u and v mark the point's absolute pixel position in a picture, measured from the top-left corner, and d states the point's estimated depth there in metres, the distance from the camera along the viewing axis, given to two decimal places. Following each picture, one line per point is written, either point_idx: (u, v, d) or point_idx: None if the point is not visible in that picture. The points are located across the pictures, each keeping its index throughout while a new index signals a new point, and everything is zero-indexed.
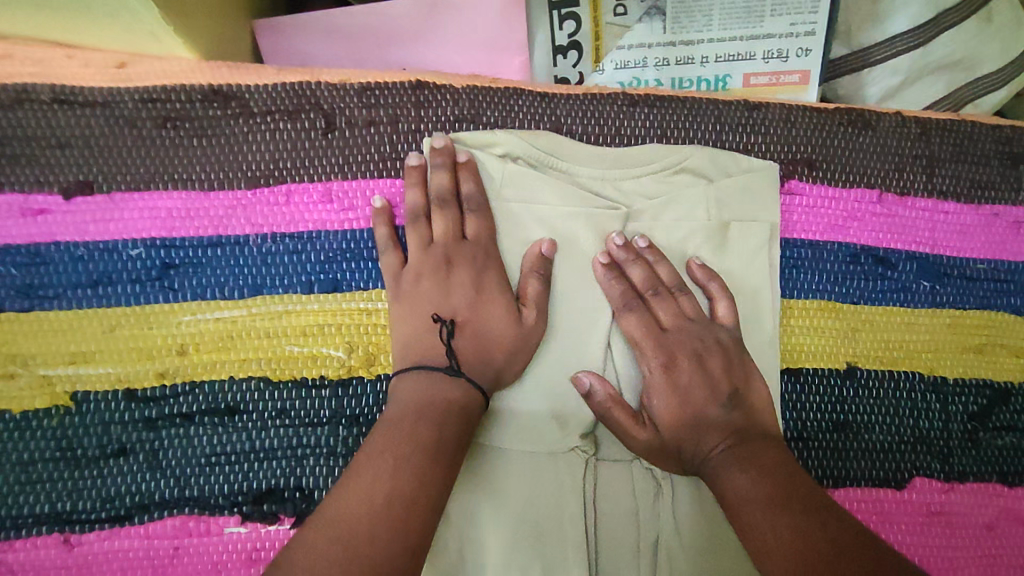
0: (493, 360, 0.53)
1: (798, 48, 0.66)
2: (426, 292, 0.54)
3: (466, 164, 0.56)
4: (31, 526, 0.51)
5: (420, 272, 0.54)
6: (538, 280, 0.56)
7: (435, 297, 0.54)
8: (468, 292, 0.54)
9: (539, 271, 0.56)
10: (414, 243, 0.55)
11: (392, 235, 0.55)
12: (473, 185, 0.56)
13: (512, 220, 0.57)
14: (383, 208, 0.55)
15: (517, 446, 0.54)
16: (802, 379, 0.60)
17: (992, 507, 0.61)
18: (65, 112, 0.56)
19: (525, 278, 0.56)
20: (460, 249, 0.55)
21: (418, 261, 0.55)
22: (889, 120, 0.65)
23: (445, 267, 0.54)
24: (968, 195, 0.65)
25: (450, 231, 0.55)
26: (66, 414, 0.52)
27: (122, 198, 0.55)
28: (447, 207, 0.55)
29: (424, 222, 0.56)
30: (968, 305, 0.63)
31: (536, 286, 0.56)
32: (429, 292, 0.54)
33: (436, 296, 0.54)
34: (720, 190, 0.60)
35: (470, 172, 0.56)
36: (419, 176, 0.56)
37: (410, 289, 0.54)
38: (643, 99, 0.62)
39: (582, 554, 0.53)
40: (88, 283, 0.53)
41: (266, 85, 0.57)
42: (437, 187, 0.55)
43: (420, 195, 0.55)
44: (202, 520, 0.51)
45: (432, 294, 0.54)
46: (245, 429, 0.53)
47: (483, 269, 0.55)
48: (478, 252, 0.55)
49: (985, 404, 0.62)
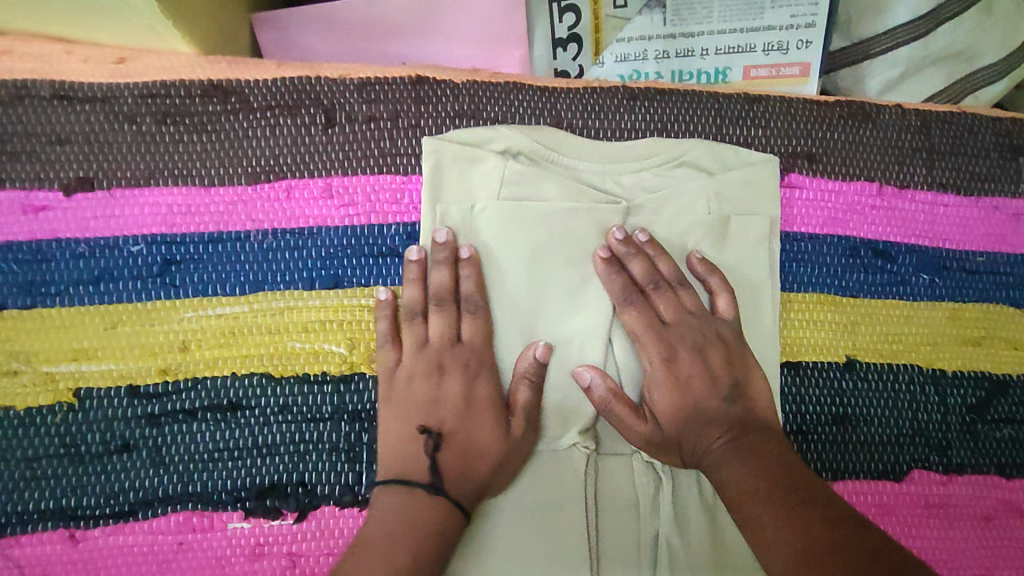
0: (475, 476, 0.52)
1: (798, 40, 0.66)
2: (415, 395, 0.53)
3: (468, 261, 0.55)
4: (36, 522, 0.51)
5: (413, 375, 0.54)
6: (530, 390, 0.55)
7: (424, 403, 0.53)
8: (460, 403, 0.53)
9: (533, 380, 0.55)
10: (410, 341, 0.55)
11: (391, 330, 0.54)
12: (472, 281, 0.55)
13: (509, 262, 0.56)
14: (384, 302, 0.54)
15: None
16: (802, 373, 0.60)
17: (990, 499, 0.61)
18: (64, 107, 0.55)
19: (518, 384, 0.55)
20: (453, 355, 0.54)
21: (411, 362, 0.54)
22: (889, 113, 0.65)
23: (437, 372, 0.54)
24: (968, 187, 0.65)
25: (445, 334, 0.55)
26: (69, 411, 0.52)
27: (123, 195, 0.55)
28: (444, 308, 0.55)
29: (421, 320, 0.55)
30: (966, 298, 0.64)
31: (530, 396, 0.55)
32: (419, 396, 0.53)
33: (426, 404, 0.53)
34: (720, 184, 0.60)
35: (470, 270, 0.55)
36: (420, 272, 0.54)
37: (401, 393, 0.53)
38: (644, 93, 0.62)
39: (583, 547, 0.53)
40: (89, 280, 0.53)
41: (266, 80, 0.57)
42: (437, 286, 0.55)
43: (418, 293, 0.55)
44: (206, 515, 0.52)
45: (420, 398, 0.53)
46: (247, 425, 0.53)
47: (476, 379, 0.54)
48: (472, 360, 0.55)
49: (984, 396, 0.63)
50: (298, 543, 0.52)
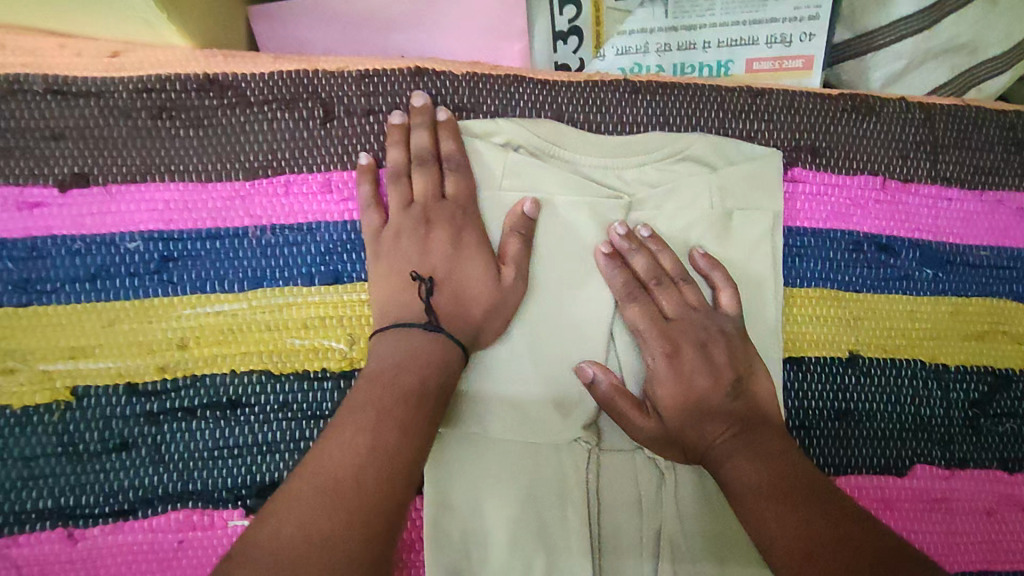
0: (472, 324, 0.53)
1: (801, 33, 0.65)
2: (405, 250, 0.54)
3: (446, 123, 0.56)
4: (34, 522, 0.50)
5: (399, 231, 0.54)
6: (517, 239, 0.55)
7: (413, 255, 0.53)
8: (448, 249, 0.54)
9: (519, 230, 0.55)
10: (395, 202, 0.55)
11: (374, 194, 0.55)
12: (452, 142, 0.56)
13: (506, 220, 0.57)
14: (367, 166, 0.55)
15: (520, 434, 0.54)
16: (805, 368, 0.60)
17: (992, 493, 0.61)
18: (58, 103, 0.55)
19: (505, 235, 0.55)
20: (438, 208, 0.55)
21: (397, 219, 0.54)
22: (893, 106, 0.64)
23: (423, 225, 0.54)
24: (971, 181, 0.65)
25: (429, 189, 0.55)
26: (67, 409, 0.52)
27: (119, 190, 0.54)
28: (426, 165, 0.55)
29: (404, 180, 0.56)
30: (970, 293, 0.63)
31: (516, 244, 0.55)
32: (408, 250, 0.54)
33: (414, 254, 0.53)
34: (723, 179, 0.59)
35: (450, 131, 0.56)
36: (402, 135, 0.55)
37: (388, 247, 0.54)
38: (645, 86, 0.61)
39: (585, 544, 0.53)
40: (86, 277, 0.53)
41: (262, 74, 0.56)
42: (418, 146, 0.55)
43: (402, 154, 0.55)
44: (206, 514, 0.51)
45: (409, 251, 0.53)
46: (247, 422, 0.52)
47: (463, 225, 0.55)
48: (458, 209, 0.55)
49: (986, 390, 0.62)
50: None
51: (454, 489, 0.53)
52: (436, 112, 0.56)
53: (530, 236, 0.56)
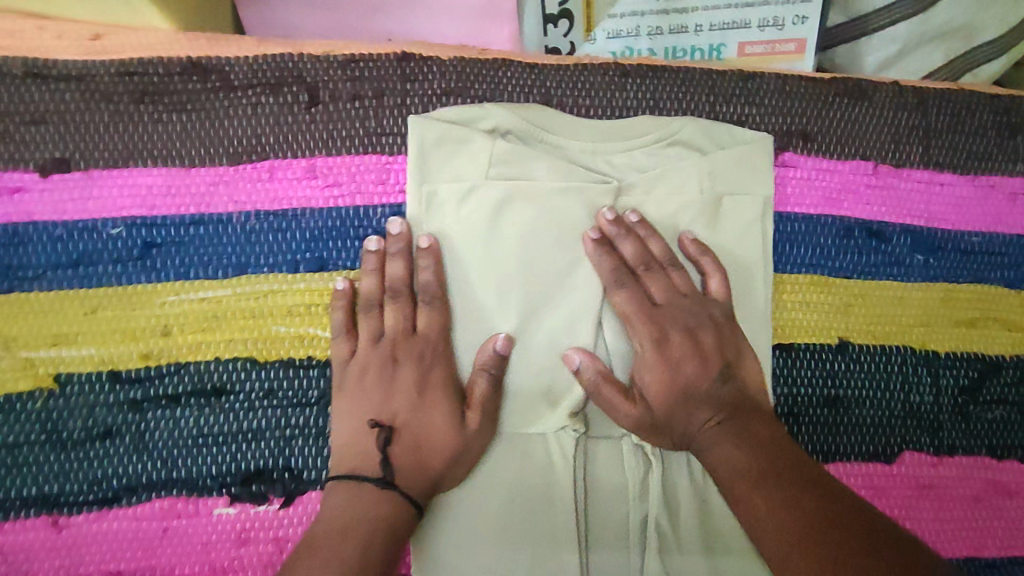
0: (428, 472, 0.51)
1: (794, 16, 0.64)
2: (368, 391, 0.52)
3: (426, 250, 0.53)
4: (19, 509, 0.50)
5: (365, 368, 0.53)
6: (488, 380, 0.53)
7: (377, 396, 0.52)
8: (413, 395, 0.52)
9: (491, 372, 0.53)
10: (364, 334, 0.54)
11: (345, 321, 0.53)
12: (430, 273, 0.54)
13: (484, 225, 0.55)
14: (339, 294, 0.53)
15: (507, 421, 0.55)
16: (794, 355, 0.60)
17: (979, 480, 0.61)
18: (38, 86, 0.54)
19: (475, 376, 0.53)
20: (408, 346, 0.53)
21: (365, 354, 0.53)
22: (886, 90, 0.63)
23: (391, 364, 0.53)
24: (964, 166, 0.64)
25: (400, 326, 0.54)
26: (50, 396, 0.51)
27: (100, 175, 0.53)
28: (399, 299, 0.54)
29: (377, 312, 0.54)
30: (961, 280, 0.63)
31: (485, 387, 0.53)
32: (373, 391, 0.52)
33: (377, 398, 0.52)
34: (714, 162, 0.58)
35: (428, 259, 0.54)
36: (376, 263, 0.54)
37: (353, 386, 0.52)
38: (635, 70, 0.61)
39: (572, 529, 0.53)
40: (68, 264, 0.52)
41: (246, 58, 0.55)
42: (392, 279, 0.54)
43: (374, 284, 0.54)
44: (191, 501, 0.51)
45: (373, 393, 0.52)
46: (231, 410, 0.52)
47: (432, 368, 0.53)
48: (428, 348, 0.53)
49: (976, 377, 0.62)
50: (284, 529, 0.51)
51: None
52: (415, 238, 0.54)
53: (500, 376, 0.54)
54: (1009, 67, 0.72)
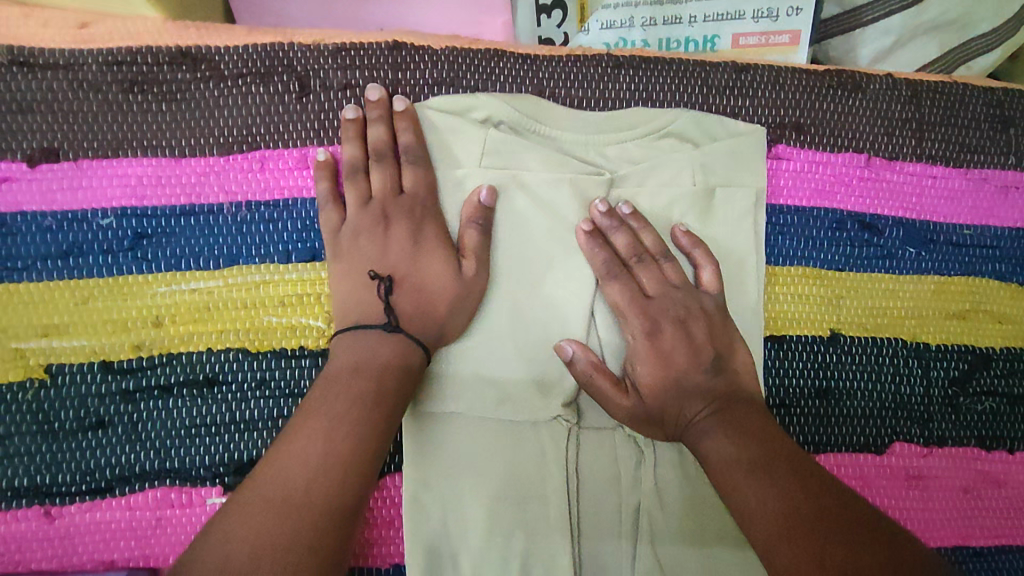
0: None
1: (789, 7, 0.64)
2: (362, 248, 0.53)
3: (404, 113, 0.54)
4: (11, 500, 0.50)
5: (357, 229, 0.53)
6: (479, 232, 0.54)
7: (373, 253, 0.53)
8: (406, 246, 0.53)
9: (480, 222, 0.54)
10: (353, 199, 0.54)
11: (331, 191, 0.54)
12: (411, 134, 0.54)
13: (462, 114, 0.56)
14: (325, 163, 0.53)
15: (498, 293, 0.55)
16: (786, 346, 0.60)
17: (969, 471, 0.62)
18: (25, 75, 0.53)
19: (466, 229, 0.54)
20: (396, 205, 0.54)
21: (355, 217, 0.53)
22: (880, 83, 0.63)
23: (382, 221, 0.53)
24: (957, 159, 0.64)
25: (387, 185, 0.54)
26: (40, 387, 0.51)
27: (90, 165, 0.53)
28: (384, 160, 0.54)
29: (362, 178, 0.54)
30: (952, 272, 0.63)
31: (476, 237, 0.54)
32: (367, 248, 0.53)
33: (373, 253, 0.53)
34: (707, 155, 0.59)
35: (408, 121, 0.54)
36: (357, 130, 0.54)
37: (346, 246, 0.53)
38: (628, 61, 0.60)
39: (565, 520, 0.53)
40: (58, 254, 0.52)
41: (236, 46, 0.55)
42: (375, 141, 0.54)
43: (358, 150, 0.54)
44: (184, 491, 0.51)
45: (369, 250, 0.53)
46: (223, 400, 0.52)
47: (422, 220, 0.54)
48: (416, 204, 0.54)
49: (967, 369, 0.63)
50: None
51: (434, 468, 0.53)
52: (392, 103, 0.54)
53: (490, 230, 0.55)
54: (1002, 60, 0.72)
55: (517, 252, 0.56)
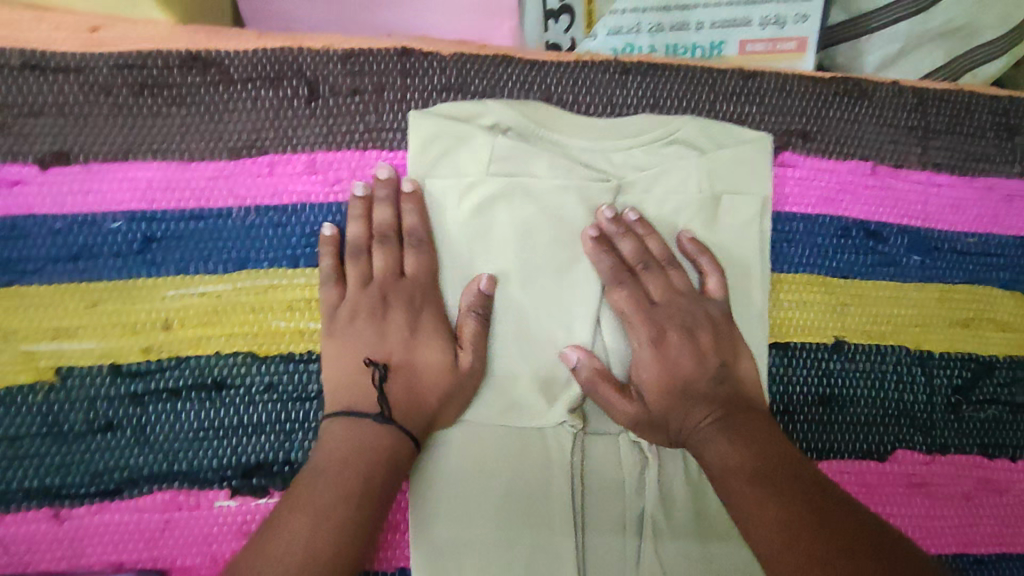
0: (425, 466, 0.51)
1: (795, 14, 0.64)
2: (359, 331, 0.52)
3: (410, 195, 0.54)
4: (20, 501, 0.50)
5: (356, 311, 0.53)
6: (477, 319, 0.54)
7: (369, 335, 0.52)
8: (405, 334, 0.53)
9: (479, 309, 0.54)
10: (354, 279, 0.54)
11: (332, 268, 0.54)
12: (415, 217, 0.54)
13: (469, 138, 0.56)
14: (329, 238, 0.54)
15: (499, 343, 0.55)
16: (790, 353, 0.60)
17: (971, 478, 0.62)
18: (36, 78, 0.53)
19: (464, 316, 0.54)
20: (397, 289, 0.54)
21: (354, 298, 0.53)
22: (886, 90, 0.64)
23: (381, 305, 0.53)
24: (962, 167, 0.64)
25: (389, 269, 0.54)
26: (51, 389, 0.51)
27: (100, 168, 0.53)
28: (388, 243, 0.54)
29: (365, 256, 0.54)
30: (957, 280, 0.63)
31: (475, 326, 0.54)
32: (365, 331, 0.52)
33: (370, 336, 0.52)
34: (713, 162, 0.59)
35: (414, 204, 0.54)
36: (363, 209, 0.54)
37: (344, 328, 0.53)
38: (635, 67, 0.61)
39: (570, 525, 0.53)
40: (68, 258, 0.52)
41: (246, 51, 0.55)
42: (381, 223, 0.54)
43: (362, 229, 0.54)
44: (192, 494, 0.51)
45: (365, 333, 0.52)
46: (232, 403, 0.52)
47: (421, 308, 0.54)
48: (416, 290, 0.54)
49: (970, 377, 0.63)
50: None
51: (440, 472, 0.54)
52: (400, 184, 0.55)
53: (489, 317, 0.55)
54: (1007, 69, 0.73)
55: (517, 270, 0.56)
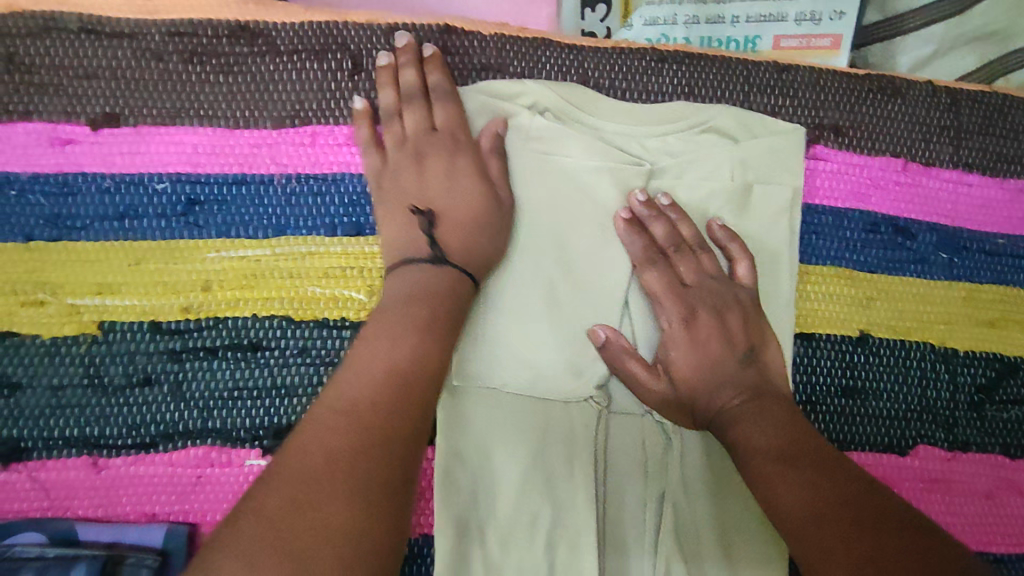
0: None
1: (831, 11, 0.65)
2: (403, 188, 0.55)
3: (431, 57, 0.57)
4: (60, 448, 0.52)
5: (398, 169, 0.55)
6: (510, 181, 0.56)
7: (414, 187, 0.55)
8: (443, 181, 0.55)
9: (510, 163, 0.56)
10: (391, 141, 0.56)
11: (372, 135, 0.56)
12: (439, 75, 0.57)
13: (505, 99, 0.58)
14: (361, 111, 0.56)
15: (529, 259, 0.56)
16: (814, 344, 0.61)
17: (991, 477, 0.62)
18: (91, 42, 0.55)
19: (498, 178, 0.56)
20: (433, 141, 0.56)
21: (395, 157, 0.56)
22: (920, 89, 0.64)
23: (418, 158, 0.55)
24: (993, 168, 0.65)
25: (420, 124, 0.56)
26: (93, 342, 0.53)
27: (148, 132, 0.55)
28: (415, 102, 0.56)
29: (397, 119, 0.56)
30: (984, 280, 0.64)
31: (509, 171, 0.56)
32: (408, 184, 0.55)
33: (414, 189, 0.55)
34: (746, 152, 0.60)
35: (437, 65, 0.57)
36: (390, 74, 0.56)
37: (389, 184, 0.55)
38: (672, 56, 0.62)
39: (591, 500, 0.54)
40: (114, 216, 0.54)
41: (292, 23, 0.57)
42: (407, 82, 0.56)
43: (393, 92, 0.56)
44: (224, 451, 0.52)
45: (409, 185, 0.55)
46: (266, 364, 0.53)
47: (456, 154, 0.56)
48: (449, 137, 0.56)
49: (993, 376, 0.63)
50: None
51: (464, 441, 0.54)
52: (421, 48, 0.57)
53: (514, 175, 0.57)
54: None
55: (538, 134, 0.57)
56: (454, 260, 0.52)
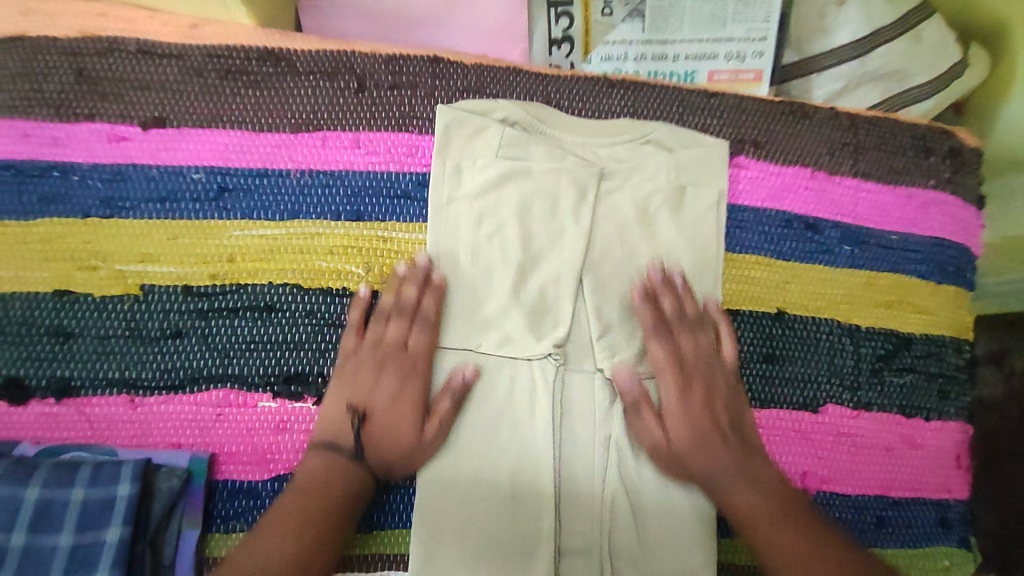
0: (387, 457, 0.61)
1: (753, 50, 0.81)
2: (357, 383, 0.62)
3: (437, 283, 0.65)
4: (103, 388, 0.62)
5: (359, 362, 0.63)
6: (450, 399, 0.63)
7: (361, 386, 0.62)
8: (388, 397, 0.62)
9: (455, 393, 0.63)
10: (370, 335, 0.64)
11: (359, 321, 0.64)
12: (434, 301, 0.65)
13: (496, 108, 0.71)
14: (361, 299, 0.65)
15: (502, 245, 0.68)
16: (738, 318, 0.72)
17: (891, 433, 0.73)
18: (145, 61, 0.68)
19: (442, 392, 0.63)
20: (397, 358, 0.63)
21: (362, 354, 0.63)
22: (825, 113, 0.78)
23: (377, 368, 0.63)
24: (887, 178, 0.78)
25: (398, 339, 0.64)
26: (135, 300, 0.63)
27: (189, 132, 0.67)
28: (402, 317, 0.64)
29: (383, 323, 0.64)
30: (880, 269, 0.76)
31: (447, 405, 0.63)
32: (361, 382, 0.62)
33: (362, 388, 0.62)
34: (680, 159, 0.73)
35: (437, 291, 0.65)
36: (394, 284, 0.65)
37: (346, 374, 0.63)
38: (620, 82, 0.76)
39: (548, 439, 0.64)
40: (158, 199, 0.65)
41: (311, 51, 0.70)
42: (405, 299, 0.65)
43: (390, 299, 0.65)
44: (241, 394, 0.62)
45: (359, 387, 0.62)
46: (279, 323, 0.64)
47: (409, 379, 0.63)
48: (410, 363, 0.64)
49: (890, 348, 0.75)
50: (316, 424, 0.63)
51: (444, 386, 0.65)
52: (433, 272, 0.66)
53: (463, 401, 0.64)
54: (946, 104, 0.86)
55: (531, 256, 0.69)
56: (367, 460, 0.60)
